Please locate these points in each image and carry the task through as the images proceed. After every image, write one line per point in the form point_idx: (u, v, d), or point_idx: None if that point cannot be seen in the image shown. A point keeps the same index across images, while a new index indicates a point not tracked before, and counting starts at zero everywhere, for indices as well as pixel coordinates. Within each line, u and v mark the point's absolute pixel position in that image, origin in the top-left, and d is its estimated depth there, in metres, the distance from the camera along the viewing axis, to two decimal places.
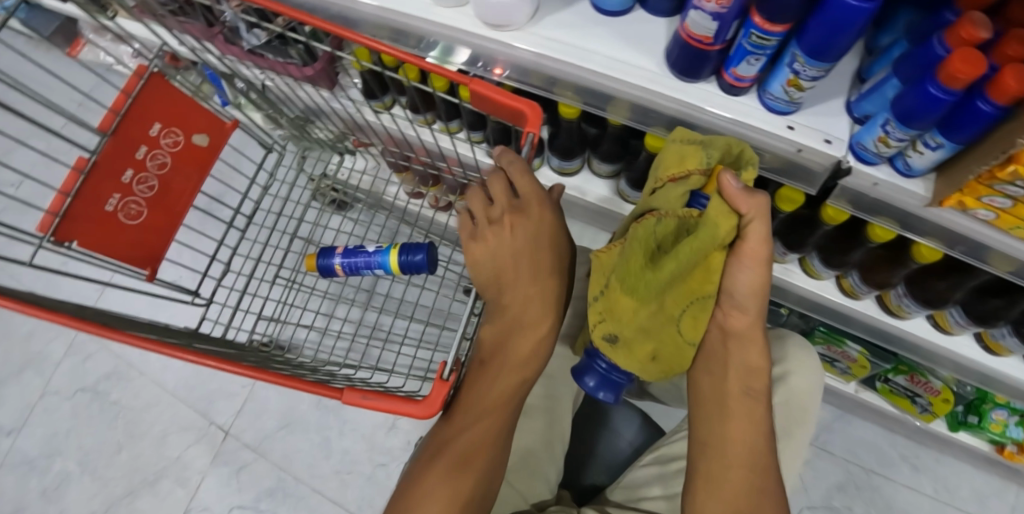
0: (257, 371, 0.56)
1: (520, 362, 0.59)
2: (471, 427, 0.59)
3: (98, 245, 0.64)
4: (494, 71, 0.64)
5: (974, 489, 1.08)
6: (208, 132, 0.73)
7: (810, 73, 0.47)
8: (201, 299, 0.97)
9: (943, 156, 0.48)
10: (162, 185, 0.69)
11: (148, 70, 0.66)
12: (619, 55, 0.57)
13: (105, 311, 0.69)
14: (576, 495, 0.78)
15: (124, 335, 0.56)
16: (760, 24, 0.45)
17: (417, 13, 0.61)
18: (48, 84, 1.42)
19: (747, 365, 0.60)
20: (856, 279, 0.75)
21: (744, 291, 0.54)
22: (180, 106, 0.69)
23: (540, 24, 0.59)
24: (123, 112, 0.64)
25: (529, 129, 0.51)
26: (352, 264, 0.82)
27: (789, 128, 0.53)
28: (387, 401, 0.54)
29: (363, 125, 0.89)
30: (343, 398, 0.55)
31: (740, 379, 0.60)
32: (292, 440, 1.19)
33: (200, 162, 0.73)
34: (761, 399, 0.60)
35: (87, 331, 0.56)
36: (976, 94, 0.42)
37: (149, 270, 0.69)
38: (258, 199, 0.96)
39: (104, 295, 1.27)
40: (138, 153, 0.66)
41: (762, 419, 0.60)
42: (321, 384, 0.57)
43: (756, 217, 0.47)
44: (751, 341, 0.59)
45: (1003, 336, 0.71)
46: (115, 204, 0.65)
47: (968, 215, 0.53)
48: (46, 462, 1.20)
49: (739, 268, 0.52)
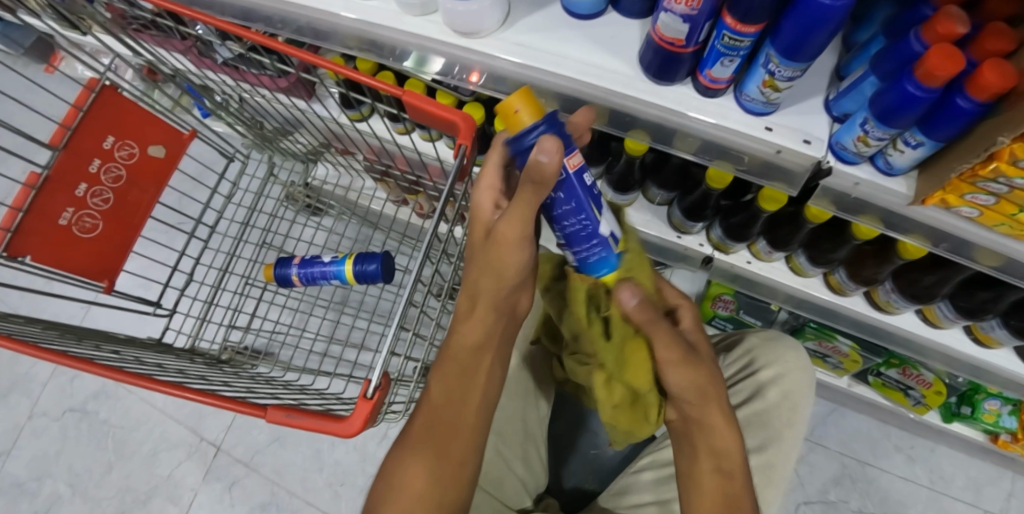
0: (181, 389, 0.55)
1: (469, 348, 0.53)
2: (437, 396, 0.52)
3: (54, 262, 0.63)
4: (469, 78, 0.62)
5: (969, 478, 1.08)
6: (166, 144, 0.72)
7: (785, 73, 0.46)
8: (167, 310, 0.95)
9: (924, 154, 0.47)
10: (118, 197, 0.67)
11: (100, 82, 0.65)
12: (592, 60, 0.56)
13: (48, 321, 0.68)
14: (563, 502, 0.76)
15: (52, 354, 0.55)
16: (732, 25, 0.44)
17: (383, 22, 0.60)
18: (21, 103, 1.40)
19: (716, 441, 0.58)
20: (843, 276, 0.74)
21: (679, 392, 0.57)
22: (134, 116, 0.68)
23: (509, 30, 0.58)
24: (72, 127, 0.62)
25: (462, 141, 0.54)
26: (309, 274, 0.81)
27: (767, 129, 0.52)
28: (313, 420, 0.53)
29: (339, 134, 0.89)
30: (266, 416, 0.54)
31: (709, 459, 0.58)
32: (283, 453, 1.17)
33: (156, 175, 0.71)
34: (737, 474, 0.57)
35: (27, 352, 0.54)
36: (954, 91, 0.41)
37: (106, 282, 0.69)
38: (222, 208, 0.94)
39: (90, 313, 1.25)
40: (91, 166, 0.65)
41: (743, 487, 0.57)
42: (245, 401, 0.56)
43: (649, 326, 0.53)
44: (714, 426, 0.58)
45: (993, 329, 0.70)
46: (69, 218, 0.64)
47: (951, 213, 0.52)
48: (37, 484, 1.19)
49: (670, 371, 0.56)
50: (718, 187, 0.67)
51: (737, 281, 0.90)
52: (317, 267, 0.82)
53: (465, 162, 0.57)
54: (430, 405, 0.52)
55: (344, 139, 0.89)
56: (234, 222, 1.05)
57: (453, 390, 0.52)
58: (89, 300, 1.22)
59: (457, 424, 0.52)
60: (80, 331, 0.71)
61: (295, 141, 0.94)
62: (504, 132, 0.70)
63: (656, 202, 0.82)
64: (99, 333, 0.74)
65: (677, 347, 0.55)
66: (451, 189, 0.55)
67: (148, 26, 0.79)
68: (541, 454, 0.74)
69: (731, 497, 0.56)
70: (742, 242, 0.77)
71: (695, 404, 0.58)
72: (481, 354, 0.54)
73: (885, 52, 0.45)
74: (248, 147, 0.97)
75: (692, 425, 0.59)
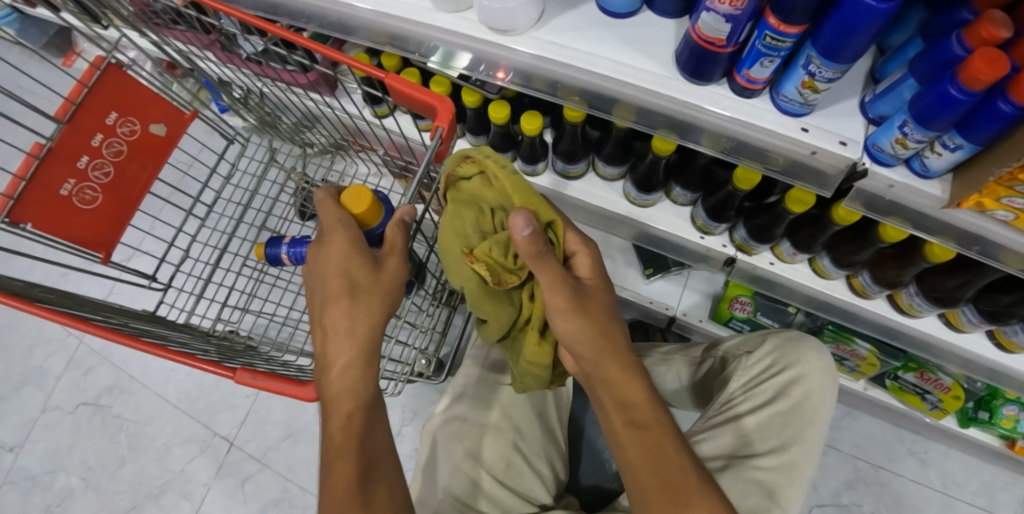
0: (158, 347, 0.58)
1: (341, 391, 0.53)
2: (338, 430, 0.53)
3: (55, 231, 0.63)
4: (495, 75, 0.63)
5: (983, 483, 1.08)
6: (167, 122, 0.73)
7: (826, 75, 0.46)
8: (160, 283, 0.96)
9: (962, 156, 0.47)
10: (118, 171, 0.68)
11: (105, 61, 0.66)
12: (625, 59, 0.56)
13: (57, 291, 0.68)
14: (584, 501, 0.75)
15: (45, 310, 0.57)
16: (775, 25, 0.44)
17: (414, 18, 0.60)
18: (38, 92, 1.40)
19: (621, 395, 0.60)
20: (867, 279, 0.74)
21: (568, 342, 0.59)
22: (137, 95, 0.69)
23: (543, 28, 0.58)
24: (77, 102, 0.64)
25: (439, 121, 0.54)
26: (299, 253, 0.75)
27: (803, 130, 0.52)
28: (276, 383, 0.57)
29: (359, 130, 0.90)
30: (235, 377, 0.57)
31: (619, 414, 0.59)
32: (296, 449, 1.17)
33: (156, 152, 0.72)
34: (652, 425, 0.58)
35: (35, 313, 0.57)
36: (996, 94, 0.41)
37: (104, 253, 0.68)
38: (219, 189, 0.94)
39: (115, 290, 1.24)
40: (93, 141, 0.66)
41: (665, 439, 0.57)
42: (217, 363, 0.59)
43: (541, 268, 0.56)
44: (613, 380, 0.60)
45: (1017, 333, 0.71)
46: (70, 189, 0.64)
47: (985, 216, 0.52)
48: (49, 477, 1.19)
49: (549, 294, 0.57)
50: (745, 187, 0.66)
51: (757, 282, 0.89)
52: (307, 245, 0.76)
53: (442, 145, 0.56)
54: (331, 461, 0.54)
55: (362, 134, 0.90)
56: (233, 202, 1.04)
57: (352, 429, 0.53)
58: (113, 277, 1.20)
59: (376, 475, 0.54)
60: (84, 301, 0.70)
61: (317, 134, 0.94)
62: (530, 131, 0.70)
63: (680, 203, 0.82)
64: (103, 305, 0.73)
65: (562, 292, 0.57)
66: (427, 170, 0.54)
67: (176, 21, 0.80)
68: (561, 450, 0.74)
69: (655, 450, 0.57)
70: (766, 244, 0.76)
71: (588, 357, 0.60)
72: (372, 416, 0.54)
73: (924, 55, 0.45)
74: (249, 130, 0.96)
75: (595, 381, 0.61)
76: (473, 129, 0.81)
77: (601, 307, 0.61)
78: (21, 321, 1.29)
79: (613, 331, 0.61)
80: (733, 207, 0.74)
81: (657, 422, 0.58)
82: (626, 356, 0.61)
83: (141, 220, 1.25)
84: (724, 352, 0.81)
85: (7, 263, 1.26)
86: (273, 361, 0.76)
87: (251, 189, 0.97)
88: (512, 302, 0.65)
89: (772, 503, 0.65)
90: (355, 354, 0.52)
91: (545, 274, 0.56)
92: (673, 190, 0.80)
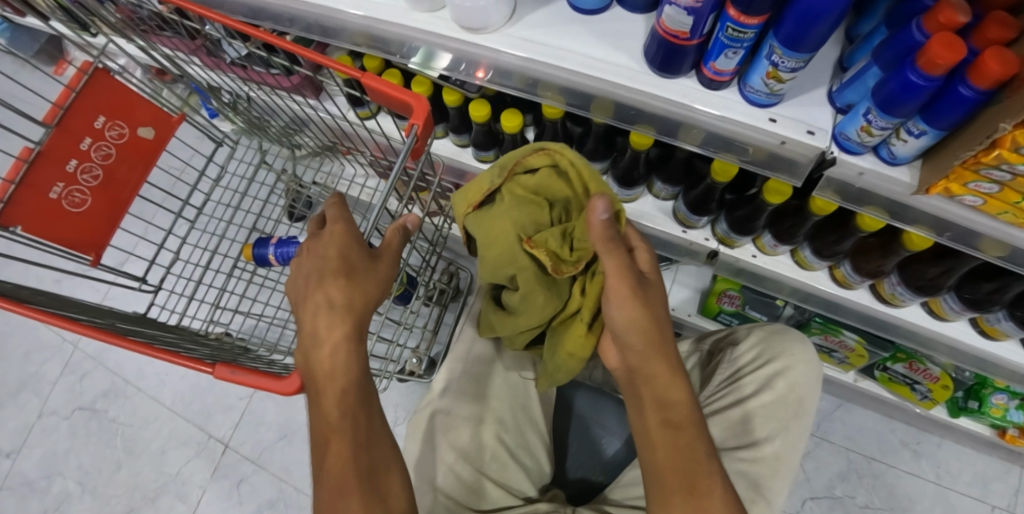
0: (139, 344, 0.59)
1: (334, 375, 0.51)
2: (333, 417, 0.51)
3: (43, 231, 0.64)
4: (475, 74, 0.64)
5: (976, 473, 1.08)
6: (154, 124, 0.74)
7: (788, 64, 0.46)
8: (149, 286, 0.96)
9: (927, 142, 0.47)
10: (107, 174, 0.69)
11: (93, 66, 0.67)
12: (597, 54, 0.57)
13: (47, 293, 0.69)
14: (571, 495, 0.76)
15: (29, 310, 0.58)
16: (736, 17, 0.44)
17: (391, 19, 0.61)
18: (33, 101, 1.42)
19: (662, 394, 0.59)
20: (848, 269, 0.74)
21: (622, 330, 0.58)
22: (124, 99, 0.70)
23: (516, 26, 0.58)
24: (66, 107, 0.65)
25: (414, 120, 0.55)
26: (284, 253, 0.77)
27: (771, 120, 0.53)
28: (254, 377, 0.56)
29: (346, 133, 0.91)
30: (213, 373, 0.57)
31: (657, 412, 0.58)
32: (291, 450, 1.18)
33: (145, 154, 0.74)
34: (688, 427, 0.58)
35: (20, 313, 0.58)
36: (956, 80, 0.42)
37: (93, 256, 0.69)
38: (208, 191, 0.93)
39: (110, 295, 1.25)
40: (82, 144, 0.67)
41: (694, 438, 0.57)
42: (195, 358, 0.59)
43: (606, 250, 0.56)
44: (658, 378, 0.59)
45: (999, 321, 0.70)
46: (59, 192, 0.65)
47: (957, 203, 0.52)
48: (46, 482, 1.20)
49: (613, 281, 0.57)
50: (723, 180, 0.67)
51: (742, 275, 0.89)
52: (294, 246, 0.77)
53: (419, 144, 0.57)
54: (319, 451, 0.52)
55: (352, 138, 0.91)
56: (222, 205, 1.04)
57: (348, 411, 0.51)
58: (108, 282, 1.22)
59: (381, 467, 0.52)
60: (75, 304, 0.71)
61: (305, 138, 0.95)
62: (510, 129, 0.71)
63: (662, 197, 0.82)
64: (96, 308, 0.74)
65: (624, 278, 0.57)
66: (403, 165, 0.54)
67: (162, 27, 0.80)
68: (547, 444, 0.75)
69: (677, 449, 0.57)
70: (748, 236, 0.77)
71: (637, 349, 0.59)
72: (369, 399, 0.53)
73: (888, 42, 0.45)
74: (237, 133, 0.97)
75: (638, 378, 0.60)
76: (457, 127, 0.82)
77: (658, 301, 0.61)
78: (18, 328, 1.31)
79: (664, 327, 0.60)
80: (714, 200, 0.75)
81: (693, 424, 0.58)
82: (673, 356, 0.60)
83: (134, 224, 1.27)
84: (710, 346, 0.82)
85: (4, 271, 1.27)
86: (259, 359, 0.77)
87: (242, 190, 0.97)
88: (561, 296, 0.65)
89: (756, 493, 0.66)
90: (354, 335, 0.52)
91: (612, 260, 0.56)
92: (654, 184, 0.80)
